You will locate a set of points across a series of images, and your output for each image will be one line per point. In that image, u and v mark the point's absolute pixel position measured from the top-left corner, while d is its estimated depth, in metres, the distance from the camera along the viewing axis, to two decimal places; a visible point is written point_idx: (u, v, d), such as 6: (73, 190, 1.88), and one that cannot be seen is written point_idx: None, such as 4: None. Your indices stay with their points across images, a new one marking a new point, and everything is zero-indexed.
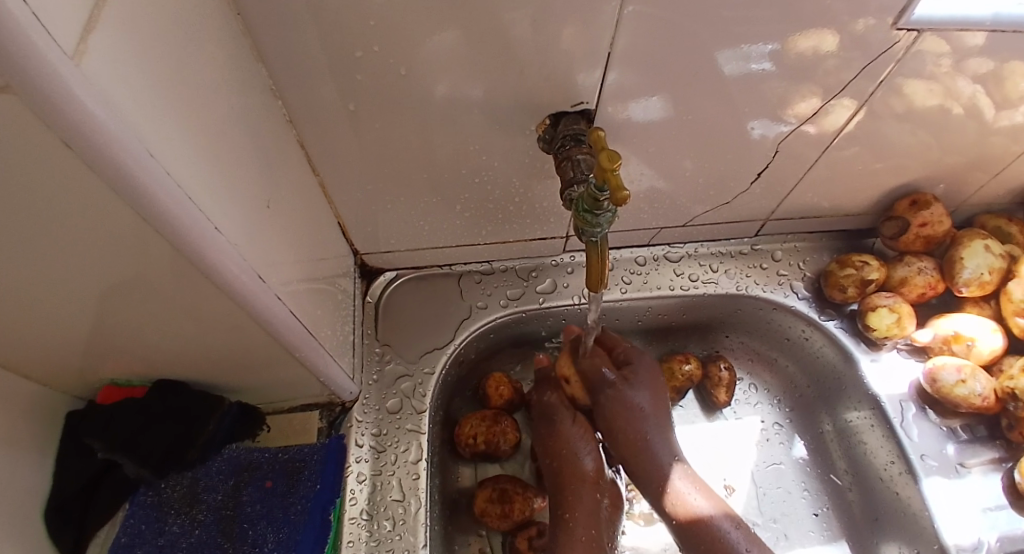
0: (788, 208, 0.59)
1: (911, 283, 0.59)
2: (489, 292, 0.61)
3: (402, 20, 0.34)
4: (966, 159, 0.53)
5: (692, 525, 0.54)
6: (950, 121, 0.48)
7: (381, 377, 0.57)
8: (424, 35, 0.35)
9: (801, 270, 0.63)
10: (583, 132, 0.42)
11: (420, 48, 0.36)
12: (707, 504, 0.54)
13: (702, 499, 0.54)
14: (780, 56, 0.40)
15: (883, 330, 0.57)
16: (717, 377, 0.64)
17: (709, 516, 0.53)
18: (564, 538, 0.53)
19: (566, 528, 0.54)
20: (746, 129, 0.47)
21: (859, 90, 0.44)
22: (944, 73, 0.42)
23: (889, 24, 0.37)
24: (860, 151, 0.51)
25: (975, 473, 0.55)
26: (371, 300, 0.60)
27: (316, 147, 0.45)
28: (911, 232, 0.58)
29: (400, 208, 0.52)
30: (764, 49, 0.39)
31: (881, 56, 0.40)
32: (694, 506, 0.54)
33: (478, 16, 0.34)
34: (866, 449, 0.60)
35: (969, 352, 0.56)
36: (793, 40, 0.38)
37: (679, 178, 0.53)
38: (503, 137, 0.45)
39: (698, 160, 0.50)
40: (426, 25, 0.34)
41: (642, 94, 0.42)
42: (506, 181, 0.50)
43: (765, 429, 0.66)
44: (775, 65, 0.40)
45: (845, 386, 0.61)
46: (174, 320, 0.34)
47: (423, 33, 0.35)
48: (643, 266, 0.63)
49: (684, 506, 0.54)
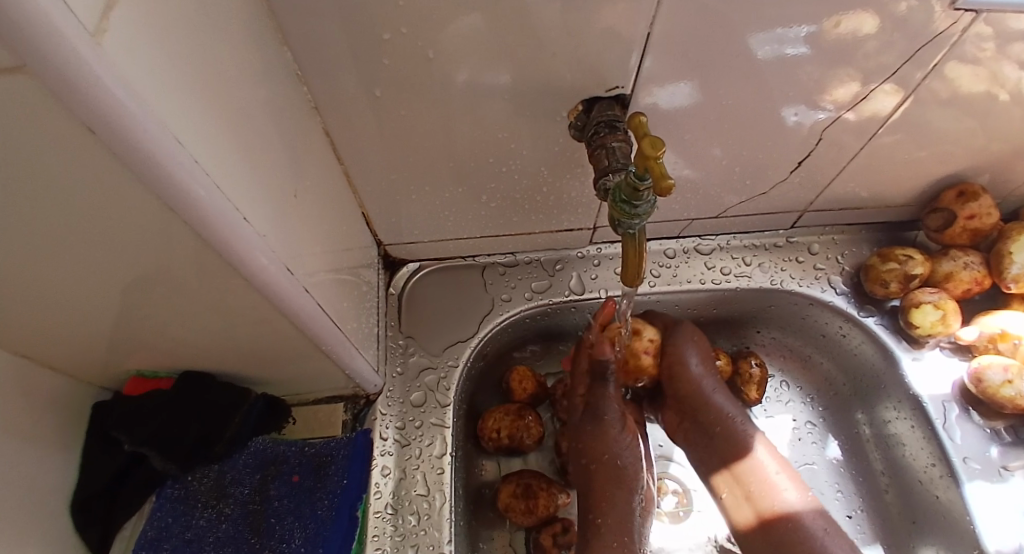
0: (826, 199, 0.57)
1: (956, 279, 0.56)
2: (513, 284, 0.60)
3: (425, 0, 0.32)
4: (1015, 149, 0.50)
5: (784, 518, 0.50)
6: (997, 109, 0.45)
7: (405, 370, 0.55)
8: (449, 18, 0.33)
9: (840, 263, 0.61)
10: (618, 118, 0.41)
11: (444, 32, 0.34)
12: (798, 498, 0.51)
13: (793, 490, 0.51)
14: (818, 39, 0.37)
15: (926, 328, 0.54)
16: (747, 373, 0.62)
17: (799, 511, 0.50)
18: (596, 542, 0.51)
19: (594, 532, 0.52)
20: (780, 117, 0.45)
21: (905, 77, 0.41)
22: (991, 57, 0.39)
23: (943, 6, 0.35)
24: (904, 139, 0.48)
25: (1020, 476, 0.52)
26: (394, 291, 0.59)
27: (340, 135, 0.43)
28: (958, 225, 0.55)
29: (423, 197, 0.51)
30: (801, 32, 0.36)
31: (930, 41, 0.38)
32: (786, 496, 0.51)
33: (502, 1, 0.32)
34: (905, 451, 0.57)
35: (1016, 351, 0.53)
36: (832, 22, 0.36)
37: (709, 168, 0.51)
38: (533, 124, 0.43)
39: (728, 149, 0.48)
40: (450, 9, 0.32)
41: (673, 80, 0.40)
42: (534, 170, 0.48)
43: (798, 428, 0.64)
44: (811, 49, 0.38)
45: (884, 384, 0.59)
46: (200, 311, 0.33)
47: (445, 17, 0.33)
48: (672, 259, 0.62)
49: (776, 498, 0.51)
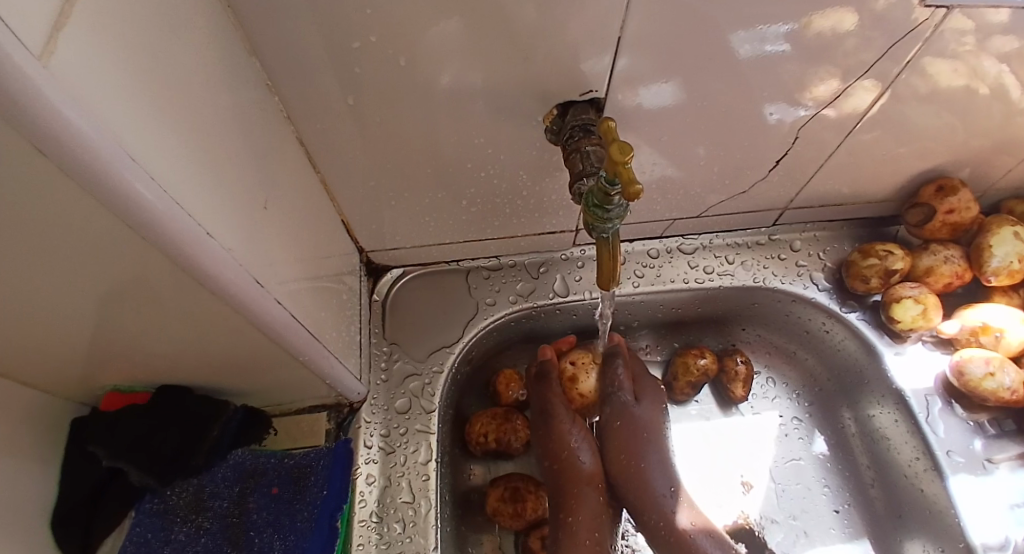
0: (806, 197, 0.57)
1: (937, 273, 0.56)
2: (497, 288, 0.60)
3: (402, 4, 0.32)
4: (992, 145, 0.51)
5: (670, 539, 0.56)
6: (976, 103, 0.45)
7: (389, 377, 0.55)
8: (428, 25, 0.33)
9: (822, 260, 0.61)
10: (592, 122, 0.41)
11: (423, 38, 0.34)
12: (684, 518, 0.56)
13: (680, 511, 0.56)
14: (797, 37, 0.37)
15: (907, 322, 0.54)
16: (733, 371, 0.62)
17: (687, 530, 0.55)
18: (569, 541, 0.53)
19: (569, 532, 0.54)
20: (762, 114, 0.45)
21: (883, 72, 0.41)
22: (969, 52, 0.40)
23: (916, 2, 0.35)
24: (882, 135, 0.48)
25: (1003, 469, 0.52)
26: (378, 297, 0.59)
27: (315, 143, 0.43)
28: (937, 219, 0.55)
29: (403, 204, 0.50)
30: (781, 30, 0.37)
31: (903, 38, 0.38)
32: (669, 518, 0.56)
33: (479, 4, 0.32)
34: (889, 445, 0.58)
35: (999, 344, 0.53)
36: (811, 19, 0.36)
37: (691, 168, 0.51)
38: (510, 130, 0.43)
39: (709, 149, 0.49)
40: (429, 14, 0.32)
41: (652, 80, 0.40)
42: (514, 175, 0.48)
43: (784, 424, 0.64)
44: (791, 46, 0.38)
45: (867, 380, 0.59)
46: (172, 325, 0.33)
47: (425, 21, 0.33)
48: (655, 259, 0.62)
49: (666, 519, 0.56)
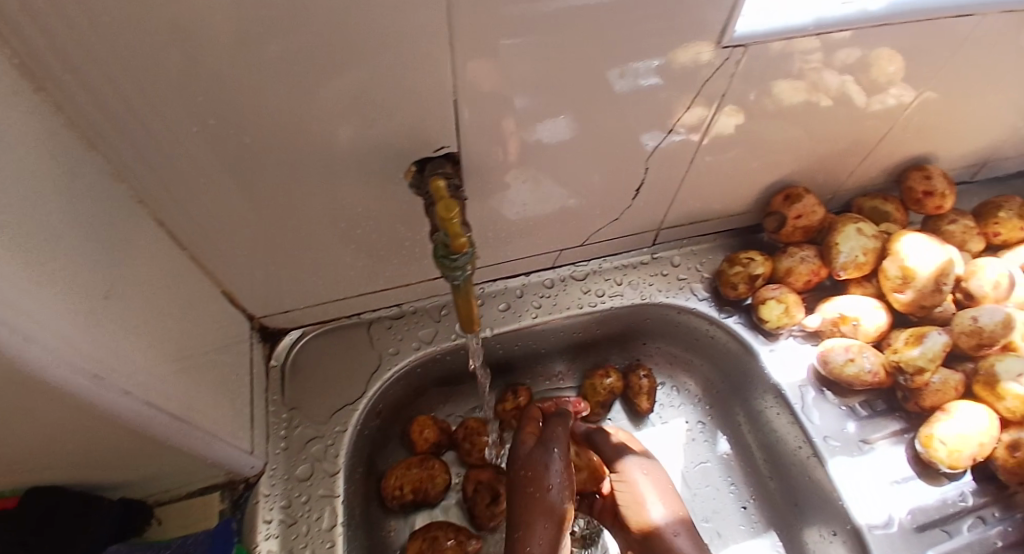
0: (674, 216, 0.62)
1: (795, 273, 0.61)
2: (400, 336, 0.61)
3: (292, 70, 0.33)
4: (846, 145, 0.59)
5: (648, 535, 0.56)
6: (824, 111, 0.52)
7: (289, 443, 0.54)
8: (310, 89, 0.34)
9: (699, 272, 0.66)
10: (449, 174, 0.43)
11: (314, 99, 0.35)
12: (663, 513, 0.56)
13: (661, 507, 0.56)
14: (665, 70, 0.42)
15: (774, 321, 0.59)
16: (638, 385, 0.65)
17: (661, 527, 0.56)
18: None
19: None
20: (639, 143, 0.49)
21: (708, 99, 0.46)
22: (812, 69, 0.46)
23: (714, 44, 0.40)
24: (733, 154, 0.54)
25: (880, 447, 0.57)
26: (276, 362, 0.58)
27: (173, 221, 0.43)
28: (789, 225, 0.61)
29: (287, 267, 0.51)
30: (651, 65, 0.41)
31: (717, 68, 0.43)
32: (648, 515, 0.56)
33: (378, 62, 0.34)
34: (779, 437, 0.61)
35: (858, 331, 0.59)
36: (674, 54, 0.40)
37: (591, 195, 0.54)
38: (372, 189, 0.45)
39: (604, 176, 0.52)
40: (320, 77, 0.34)
41: (547, 116, 0.43)
42: (389, 228, 0.50)
43: (691, 429, 0.68)
44: (661, 79, 0.42)
45: (751, 378, 0.63)
46: (19, 427, 0.32)
47: (318, 82, 0.34)
48: (551, 288, 0.65)
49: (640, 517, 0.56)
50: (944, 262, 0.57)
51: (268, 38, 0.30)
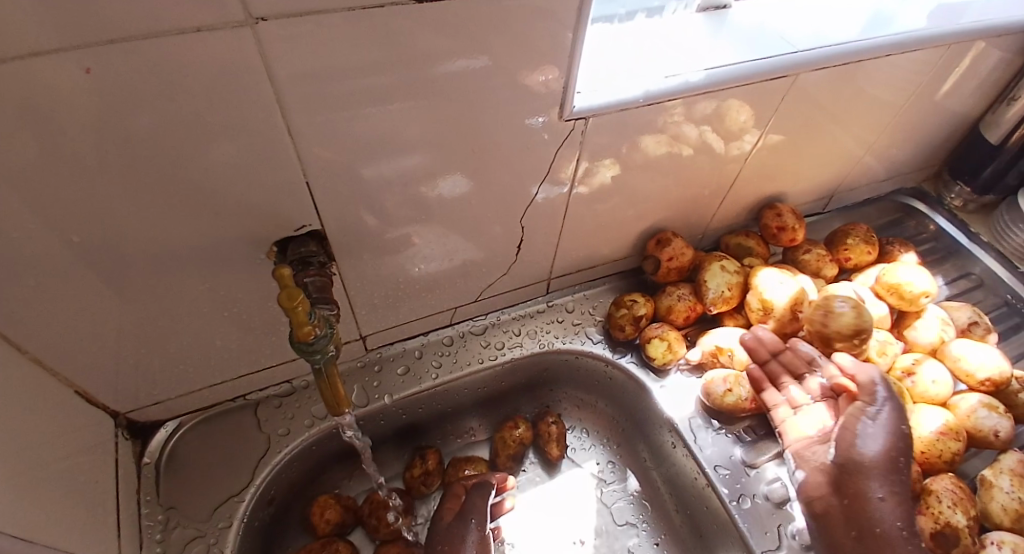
0: (561, 267, 0.65)
1: (675, 310, 0.65)
2: (292, 414, 0.58)
3: (168, 135, 0.33)
4: (711, 190, 0.66)
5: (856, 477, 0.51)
6: (689, 160, 0.58)
7: (166, 548, 0.50)
8: (198, 146, 0.35)
9: (592, 316, 0.69)
10: (311, 254, 0.44)
11: (200, 160, 0.35)
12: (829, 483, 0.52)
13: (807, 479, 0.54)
14: (552, 125, 0.46)
15: (660, 357, 0.63)
16: (547, 433, 0.66)
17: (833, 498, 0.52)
18: None
19: None
20: (529, 194, 0.52)
21: (568, 159, 0.50)
22: (675, 122, 0.52)
23: (557, 118, 0.46)
24: (607, 203, 0.59)
25: (767, 469, 0.60)
26: (149, 460, 0.53)
27: (21, 327, 0.38)
28: (664, 266, 0.66)
29: (155, 355, 0.48)
30: (538, 121, 0.45)
31: (565, 139, 0.48)
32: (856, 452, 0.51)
33: (258, 125, 0.35)
34: (679, 469, 0.63)
35: (733, 361, 0.63)
36: (556, 112, 0.45)
37: (491, 248, 0.56)
38: (236, 267, 0.44)
39: (505, 225, 0.54)
40: (195, 139, 0.34)
41: (444, 173, 0.45)
42: (264, 305, 0.49)
43: (601, 470, 0.69)
44: (549, 133, 0.47)
45: (648, 415, 0.65)
46: None
47: (194, 146, 0.34)
48: (450, 345, 0.65)
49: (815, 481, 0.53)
50: (797, 292, 0.63)
51: (138, 112, 0.31)
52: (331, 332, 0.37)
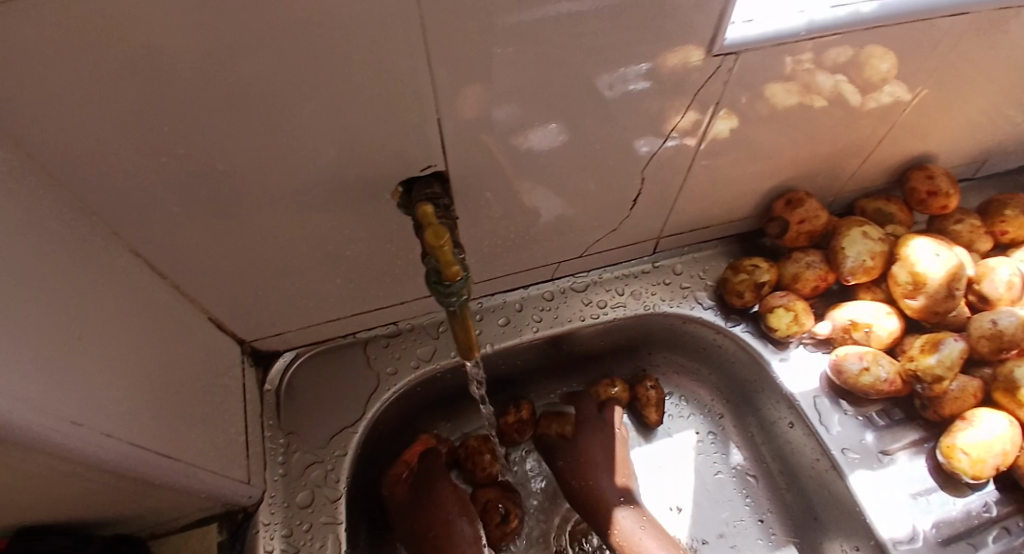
0: (674, 225, 0.60)
1: (802, 278, 0.59)
2: (398, 355, 0.59)
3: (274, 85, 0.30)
4: (842, 145, 0.56)
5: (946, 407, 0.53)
6: (818, 112, 0.49)
7: (287, 470, 0.53)
8: (296, 109, 0.32)
9: (703, 280, 0.64)
10: (437, 195, 0.41)
11: (295, 119, 0.32)
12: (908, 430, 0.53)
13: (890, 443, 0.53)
14: (654, 74, 0.39)
15: (784, 329, 0.58)
16: (646, 397, 0.64)
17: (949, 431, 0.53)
18: None
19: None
20: (632, 148, 0.46)
21: (703, 106, 0.44)
22: (802, 70, 0.43)
23: (705, 53, 0.38)
24: (737, 158, 0.52)
25: (901, 458, 0.55)
26: (270, 387, 0.56)
27: (154, 251, 0.40)
28: (792, 230, 0.60)
29: (272, 293, 0.49)
30: (639, 71, 0.38)
31: (709, 77, 0.41)
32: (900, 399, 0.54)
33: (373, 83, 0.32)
34: (795, 449, 0.59)
35: (870, 338, 0.57)
36: (662, 58, 0.37)
37: (585, 204, 0.52)
38: (361, 212, 0.43)
39: (598, 183, 0.49)
40: (300, 91, 0.31)
41: (537, 124, 0.40)
42: (377, 249, 0.48)
43: (702, 441, 0.66)
44: (649, 83, 0.39)
45: (762, 388, 0.62)
46: None
47: (295, 103, 0.31)
48: (551, 300, 0.63)
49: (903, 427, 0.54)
50: (955, 265, 0.55)
51: (240, 60, 0.28)
52: (467, 276, 0.36)
